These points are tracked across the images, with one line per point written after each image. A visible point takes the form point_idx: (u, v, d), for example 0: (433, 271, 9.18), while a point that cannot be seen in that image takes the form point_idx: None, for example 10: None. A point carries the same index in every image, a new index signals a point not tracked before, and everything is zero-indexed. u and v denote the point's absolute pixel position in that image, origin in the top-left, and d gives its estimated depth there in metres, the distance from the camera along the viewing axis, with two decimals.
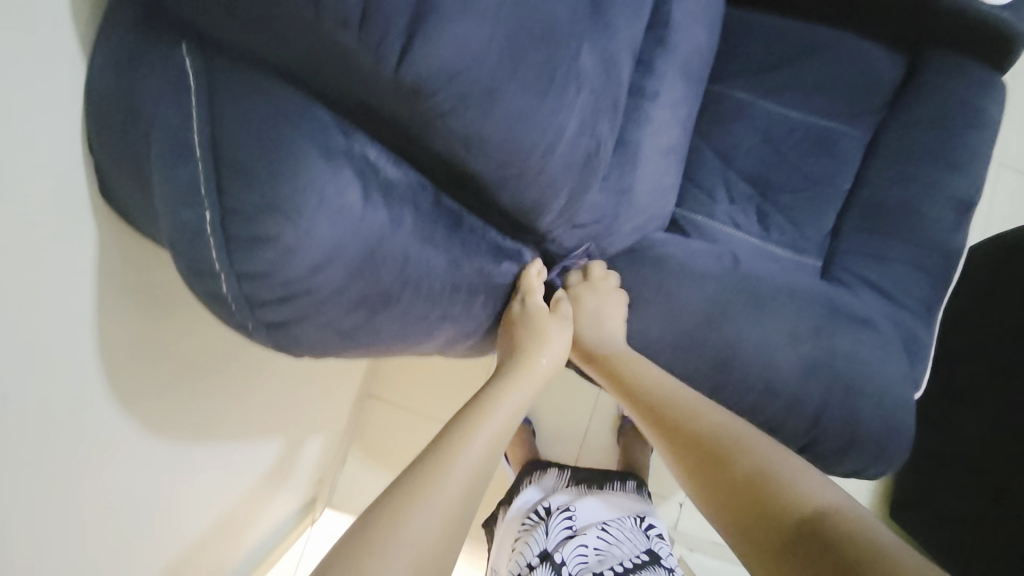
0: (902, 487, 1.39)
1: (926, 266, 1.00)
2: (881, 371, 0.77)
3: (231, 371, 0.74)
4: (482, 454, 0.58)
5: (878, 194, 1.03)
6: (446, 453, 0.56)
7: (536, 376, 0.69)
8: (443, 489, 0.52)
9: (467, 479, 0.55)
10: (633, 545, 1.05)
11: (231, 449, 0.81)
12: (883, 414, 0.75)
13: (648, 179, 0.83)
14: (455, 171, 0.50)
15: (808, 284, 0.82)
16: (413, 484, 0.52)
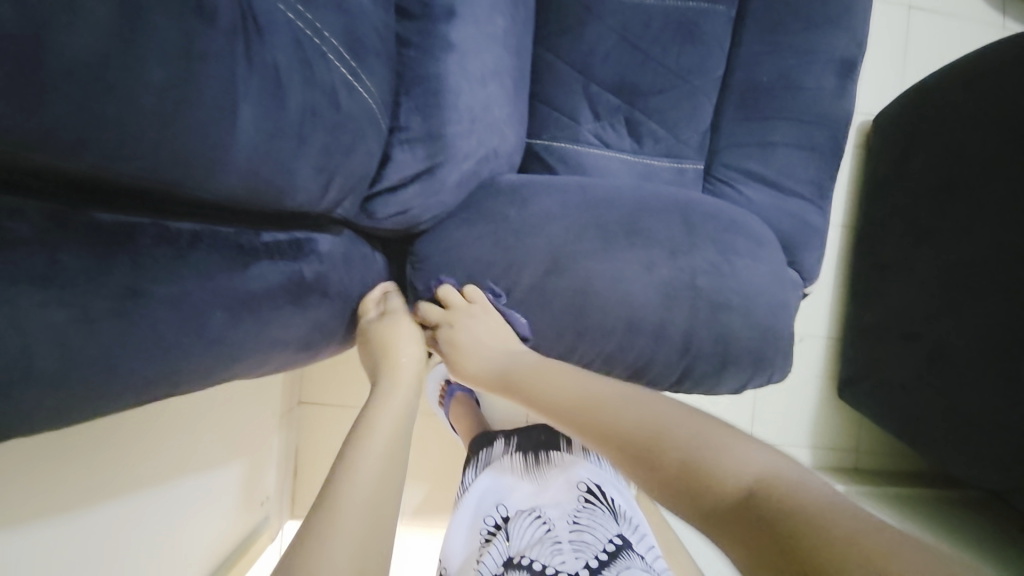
0: (850, 365, 1.43)
1: (812, 144, 0.91)
2: (749, 277, 0.70)
3: (111, 431, 0.78)
4: (384, 469, 0.54)
5: (753, 75, 0.92)
6: (339, 499, 0.50)
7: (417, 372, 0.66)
8: (357, 498, 0.50)
9: (376, 505, 0.51)
10: (604, 530, 0.97)
11: (158, 486, 0.87)
12: (756, 325, 0.70)
13: (470, 114, 0.69)
14: (80, 176, 0.39)
15: (662, 196, 0.73)
16: (314, 534, 0.47)
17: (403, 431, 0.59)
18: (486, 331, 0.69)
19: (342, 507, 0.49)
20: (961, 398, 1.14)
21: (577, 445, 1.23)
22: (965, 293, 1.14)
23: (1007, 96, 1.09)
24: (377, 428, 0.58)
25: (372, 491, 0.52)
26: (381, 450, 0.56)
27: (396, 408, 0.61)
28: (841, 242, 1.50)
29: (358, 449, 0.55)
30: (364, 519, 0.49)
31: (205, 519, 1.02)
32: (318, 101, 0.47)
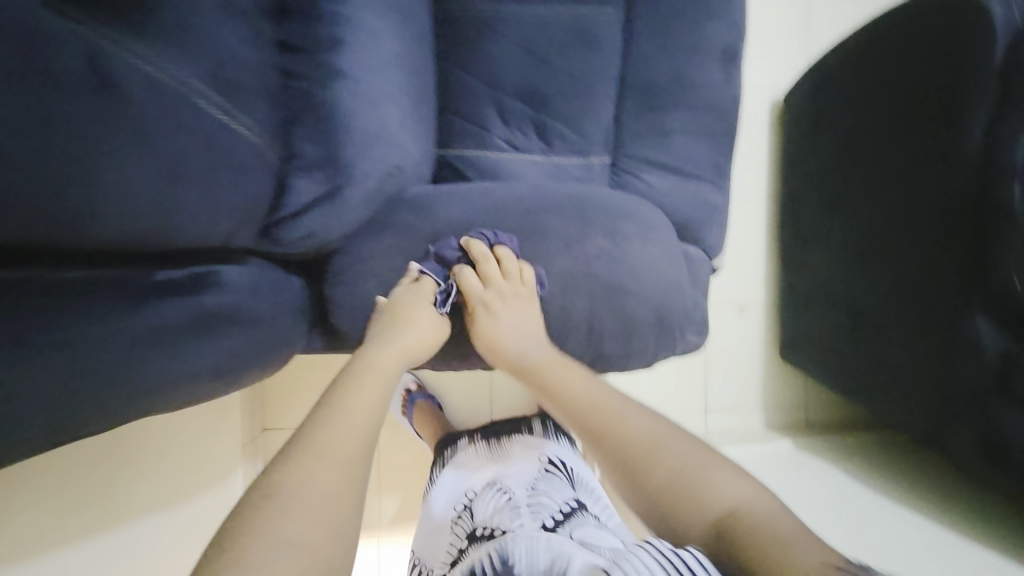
0: (789, 329, 1.50)
1: (706, 129, 0.98)
2: (642, 259, 0.77)
3: (50, 470, 0.86)
4: (362, 428, 0.57)
5: (645, 69, 0.98)
6: (320, 438, 0.54)
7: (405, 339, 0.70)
8: (330, 449, 0.53)
9: (353, 454, 0.54)
10: (560, 495, 1.00)
11: (109, 516, 0.92)
12: (651, 303, 0.77)
13: (365, 134, 0.72)
14: None
15: (559, 192, 0.78)
16: (290, 471, 0.50)
17: (385, 394, 0.63)
18: (427, 326, 0.73)
19: (319, 451, 0.52)
20: (894, 350, 1.19)
21: (538, 432, 1.28)
22: (874, 249, 1.22)
23: (900, 57, 1.16)
24: (362, 386, 0.62)
25: (348, 439, 0.55)
26: (366, 406, 0.60)
27: (384, 370, 0.66)
28: (769, 214, 1.58)
29: (341, 403, 0.59)
30: (338, 463, 0.52)
31: (172, 542, 0.99)
32: (187, 143, 0.50)
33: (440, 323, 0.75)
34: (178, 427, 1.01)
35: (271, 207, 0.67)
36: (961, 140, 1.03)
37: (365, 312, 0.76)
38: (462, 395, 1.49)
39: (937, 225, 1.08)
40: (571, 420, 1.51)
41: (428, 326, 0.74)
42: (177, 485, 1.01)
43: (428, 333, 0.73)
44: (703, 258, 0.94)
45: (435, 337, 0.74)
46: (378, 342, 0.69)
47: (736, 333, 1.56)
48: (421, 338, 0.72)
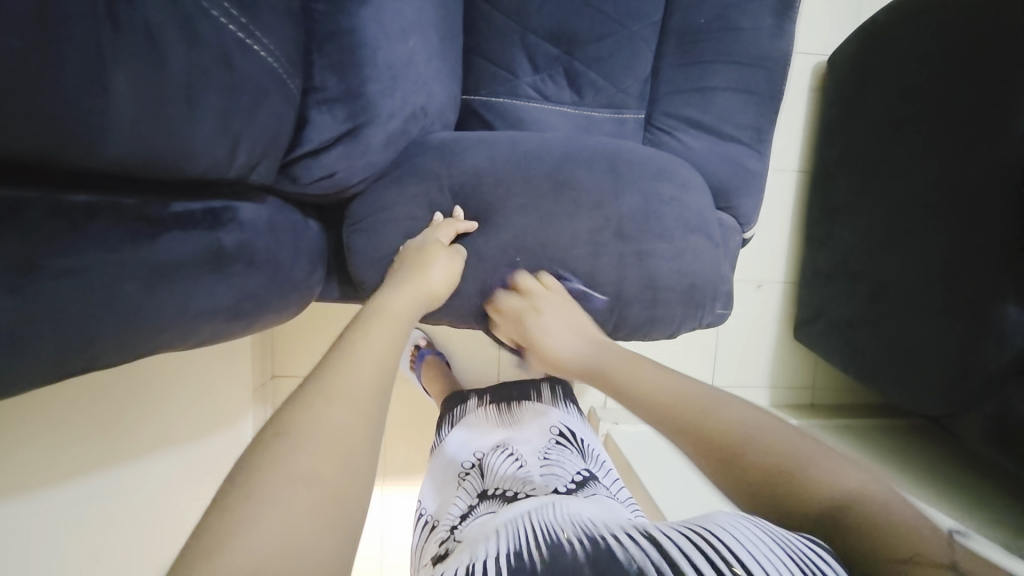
0: (805, 307, 1.48)
1: (751, 87, 0.91)
2: (678, 221, 0.74)
3: (104, 390, 0.89)
4: (379, 368, 0.53)
5: (690, 18, 0.91)
6: (334, 377, 0.50)
7: (418, 284, 0.66)
8: (346, 390, 0.49)
9: (367, 393, 0.50)
10: (572, 466, 1.01)
11: (133, 458, 0.93)
12: (681, 271, 0.74)
13: (389, 70, 0.67)
14: None
15: (591, 149, 0.75)
16: (303, 409, 0.47)
17: (398, 336, 0.59)
18: (442, 274, 0.69)
19: (333, 389, 0.49)
20: (910, 331, 1.16)
21: (546, 396, 1.28)
22: (906, 230, 1.17)
23: (959, 21, 1.08)
24: (377, 330, 0.58)
25: (364, 379, 0.51)
26: (382, 346, 0.56)
27: (395, 314, 0.61)
28: (796, 188, 1.52)
29: (354, 345, 0.55)
30: (355, 401, 0.49)
31: (174, 488, 0.99)
32: (204, 60, 0.46)
33: (452, 260, 0.71)
34: (181, 363, 0.99)
35: (290, 143, 0.63)
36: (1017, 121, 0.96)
37: (385, 261, 0.73)
38: (471, 353, 1.48)
39: (981, 205, 1.01)
40: (579, 384, 1.51)
41: (442, 273, 0.69)
42: (183, 416, 1.01)
43: (439, 281, 0.69)
44: (735, 227, 0.90)
45: (450, 281, 0.71)
46: (388, 288, 0.65)
47: (749, 309, 1.54)
48: (433, 288, 0.68)
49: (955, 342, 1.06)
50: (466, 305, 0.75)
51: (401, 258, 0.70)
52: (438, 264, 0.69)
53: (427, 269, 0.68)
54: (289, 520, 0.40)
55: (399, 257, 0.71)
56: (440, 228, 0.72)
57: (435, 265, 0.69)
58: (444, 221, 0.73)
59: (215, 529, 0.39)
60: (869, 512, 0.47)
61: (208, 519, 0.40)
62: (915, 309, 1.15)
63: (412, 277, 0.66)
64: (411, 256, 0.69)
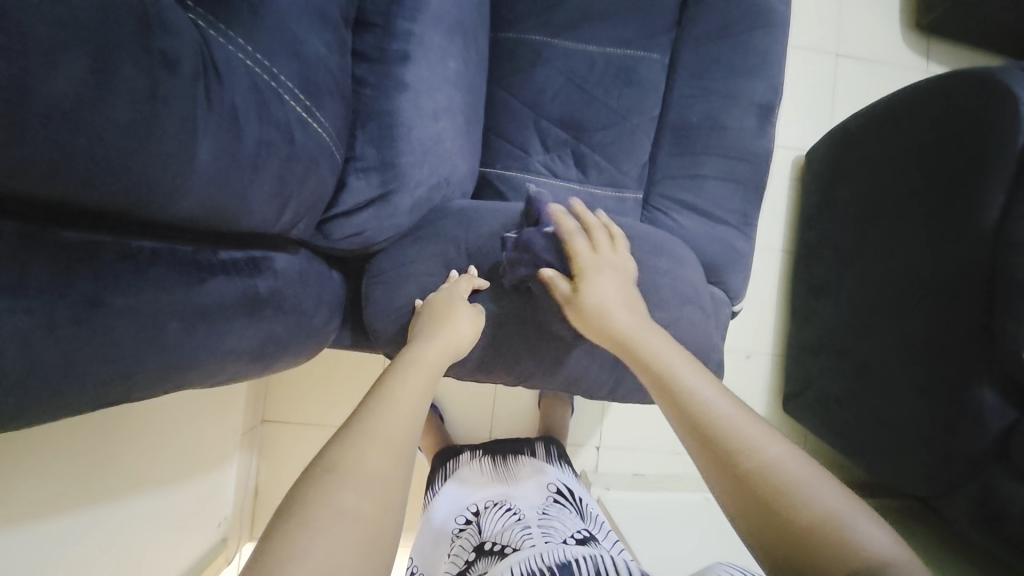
0: (793, 380, 1.53)
1: (738, 177, 1.02)
2: (674, 292, 0.81)
3: (111, 425, 0.90)
4: (414, 412, 0.57)
5: (684, 115, 1.03)
6: (375, 417, 0.54)
7: (450, 333, 0.71)
8: (385, 430, 0.53)
9: (403, 436, 0.53)
10: (570, 523, 1.01)
11: (132, 491, 0.95)
12: (676, 338, 0.80)
13: (421, 145, 0.76)
14: (43, 198, 0.43)
15: (596, 224, 0.83)
16: (346, 446, 0.50)
17: (431, 382, 0.63)
18: (469, 323, 0.74)
19: (376, 430, 0.52)
20: (891, 412, 1.20)
21: (540, 455, 1.30)
22: (882, 313, 1.25)
23: (920, 133, 1.22)
24: (411, 374, 0.62)
25: (400, 421, 0.55)
26: (417, 390, 0.60)
27: (429, 362, 0.65)
28: (782, 267, 1.62)
29: (391, 388, 0.58)
30: (393, 442, 0.52)
31: (157, 532, 1.03)
32: (273, 133, 0.53)
33: (477, 315, 0.76)
34: (179, 402, 1.05)
35: (327, 203, 0.70)
36: (977, 217, 1.05)
37: (400, 313, 0.78)
38: (465, 408, 1.49)
39: (952, 298, 1.08)
40: (570, 445, 1.51)
41: (471, 324, 0.74)
42: (171, 460, 1.05)
43: (468, 327, 0.74)
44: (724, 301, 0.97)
45: (477, 328, 0.76)
46: (421, 336, 0.70)
47: (738, 379, 1.58)
48: (462, 340, 0.72)
49: (934, 428, 1.09)
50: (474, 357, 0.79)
51: (431, 305, 0.75)
52: (469, 318, 0.74)
53: (456, 320, 0.72)
54: (331, 553, 0.42)
55: (425, 305, 0.76)
56: (461, 282, 0.78)
57: (464, 316, 0.74)
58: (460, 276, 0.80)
59: (267, 559, 0.41)
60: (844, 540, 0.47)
61: (261, 550, 0.42)
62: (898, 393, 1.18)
63: (443, 326, 0.71)
64: (439, 306, 0.74)
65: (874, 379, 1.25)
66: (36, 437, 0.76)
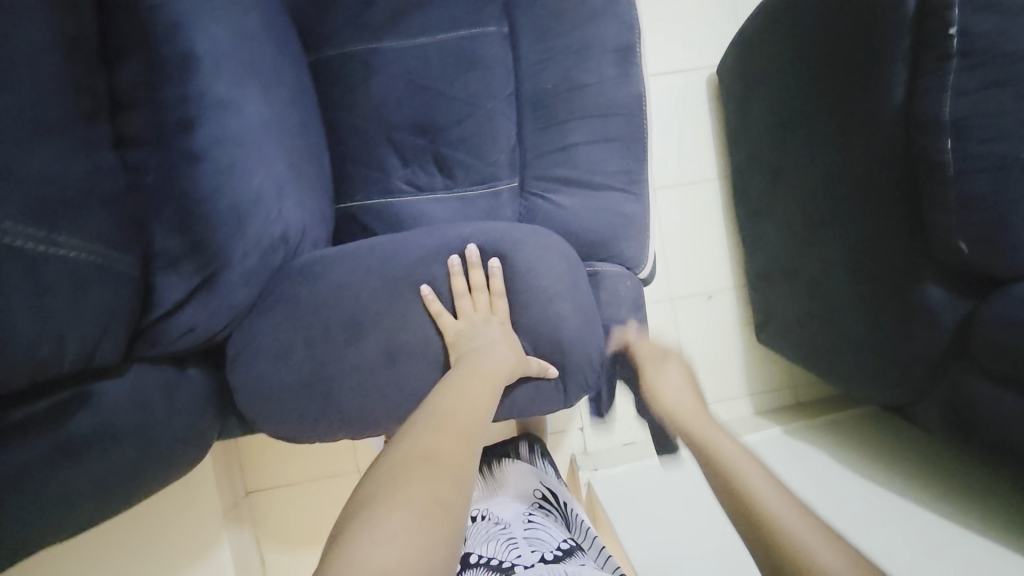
0: (757, 309, 1.45)
1: (611, 135, 0.94)
2: (537, 293, 0.77)
3: (90, 547, 1.04)
4: (456, 466, 0.57)
5: (538, 83, 0.95)
6: (410, 473, 0.54)
7: (483, 374, 0.69)
8: (423, 489, 0.53)
9: (444, 490, 0.54)
10: (557, 533, 0.97)
11: None
12: (554, 340, 0.77)
13: (235, 214, 0.70)
14: None
15: (447, 240, 0.77)
16: (382, 506, 0.51)
17: (474, 434, 0.62)
18: (501, 364, 0.72)
19: (410, 489, 0.52)
20: (853, 324, 1.12)
21: (524, 455, 1.21)
22: (818, 225, 1.16)
23: (813, 22, 1.09)
24: (450, 429, 0.61)
25: (444, 480, 0.55)
26: (456, 445, 0.59)
27: (472, 411, 0.65)
28: (721, 196, 1.53)
29: (430, 443, 0.58)
30: (435, 505, 0.52)
31: None
32: (9, 274, 0.51)
33: (505, 355, 0.73)
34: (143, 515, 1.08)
35: (143, 311, 0.66)
36: (882, 103, 0.95)
37: (268, 394, 0.72)
38: None
39: (880, 194, 0.98)
40: (551, 435, 1.48)
41: (494, 356, 0.71)
42: (154, 565, 1.09)
43: (498, 368, 0.71)
44: (617, 272, 0.91)
45: (517, 366, 0.74)
46: (460, 376, 0.69)
47: (703, 321, 1.52)
48: (495, 374, 0.70)
49: (892, 329, 1.02)
50: (360, 419, 0.73)
51: (460, 330, 0.74)
52: (500, 349, 0.73)
53: (482, 358, 0.70)
54: None
55: (446, 330, 0.74)
56: (444, 313, 0.74)
57: (489, 352, 0.72)
58: (434, 298, 0.74)
59: None
60: (783, 527, 0.54)
61: None
62: (857, 303, 1.10)
63: (475, 366, 0.70)
64: (463, 337, 0.73)
65: (829, 293, 1.17)
66: (54, 561, 1.02)
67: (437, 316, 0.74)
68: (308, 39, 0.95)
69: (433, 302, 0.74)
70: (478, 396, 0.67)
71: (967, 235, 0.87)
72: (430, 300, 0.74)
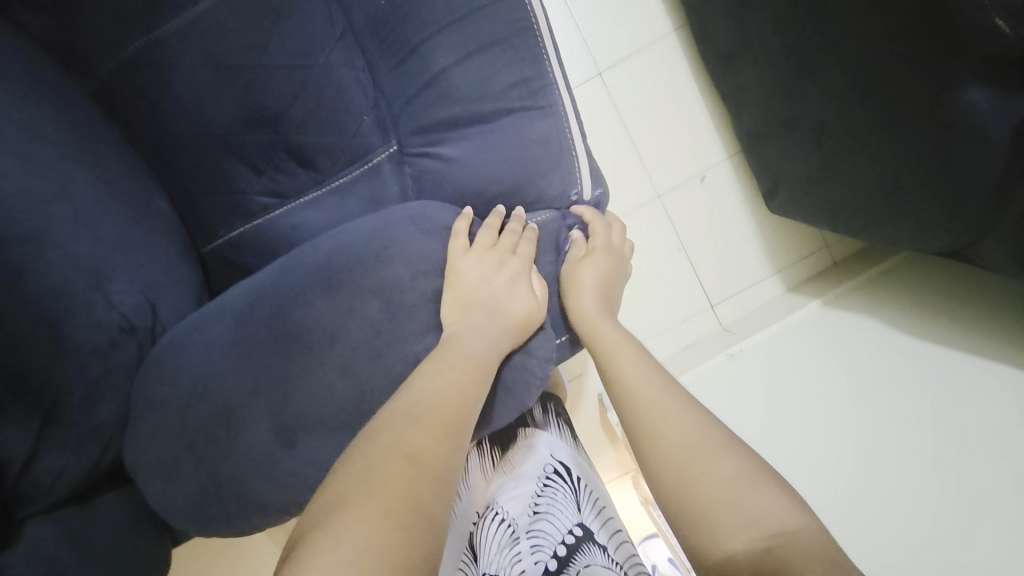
0: (761, 176, 1.17)
1: (486, 39, 0.70)
2: (427, 296, 0.63)
3: None
4: (435, 444, 0.50)
5: (370, 6, 0.73)
6: (369, 478, 0.46)
7: (502, 317, 0.63)
8: (387, 490, 0.46)
9: (408, 482, 0.46)
10: (562, 520, 0.84)
11: None
12: (478, 342, 0.60)
13: (41, 328, 0.57)
14: None
15: (304, 267, 0.62)
16: (333, 520, 0.43)
17: (451, 415, 0.53)
18: (489, 345, 0.61)
19: (368, 492, 0.45)
20: (876, 163, 0.87)
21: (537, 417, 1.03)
22: (805, 50, 0.87)
23: None
24: (429, 399, 0.54)
25: (410, 467, 0.48)
26: (430, 423, 0.52)
27: (448, 384, 0.55)
28: (678, 52, 1.23)
29: (394, 432, 0.50)
30: (401, 498, 0.45)
31: None
32: None
33: (528, 296, 0.66)
34: None
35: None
36: None
37: (179, 513, 0.60)
38: None
39: None
40: (570, 383, 1.32)
41: (512, 297, 0.65)
42: None
43: (524, 309, 0.65)
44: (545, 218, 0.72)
45: (529, 317, 0.65)
46: (468, 325, 0.61)
47: (700, 209, 1.28)
48: (511, 323, 0.64)
49: (932, 154, 0.77)
50: (282, 507, 0.60)
51: (477, 266, 0.64)
52: (520, 296, 0.65)
53: (499, 303, 0.63)
54: None
55: (455, 273, 0.64)
56: (464, 246, 0.65)
57: (503, 299, 0.64)
58: (449, 237, 0.66)
59: None
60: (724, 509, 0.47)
61: None
62: (877, 135, 0.84)
63: (490, 317, 0.62)
64: (477, 279, 0.64)
65: (836, 133, 0.92)
66: None
67: (454, 247, 0.65)
68: (75, 59, 0.73)
69: (454, 229, 0.66)
70: (487, 344, 0.61)
71: (1003, 3, 0.62)
72: (458, 226, 0.66)
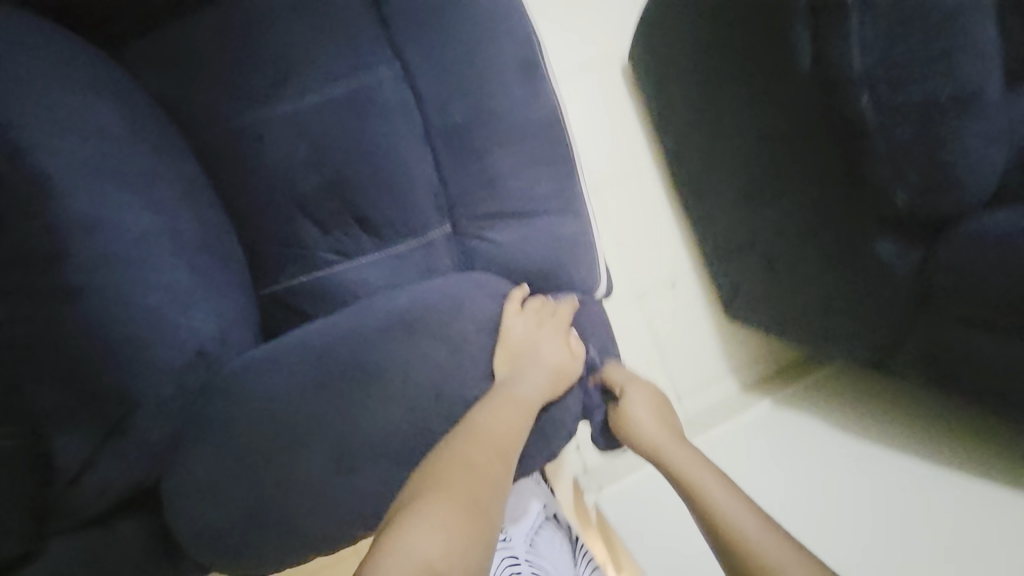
0: (723, 289, 1.41)
1: (535, 156, 0.89)
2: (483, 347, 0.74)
3: None
4: (493, 460, 0.64)
5: (447, 118, 0.88)
6: (444, 479, 0.61)
7: (543, 369, 0.75)
8: (456, 492, 0.60)
9: (472, 491, 0.61)
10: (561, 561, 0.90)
11: None
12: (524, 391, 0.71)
13: None
14: None
15: (376, 316, 0.72)
16: (420, 504, 0.58)
17: (506, 438, 0.66)
18: (531, 390, 0.72)
19: (443, 487, 0.60)
20: (812, 288, 1.12)
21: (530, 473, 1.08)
22: (760, 198, 1.15)
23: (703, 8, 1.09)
24: (489, 423, 0.66)
25: (473, 476, 0.62)
26: (491, 444, 0.65)
27: (506, 415, 0.68)
28: (658, 184, 1.52)
29: (463, 446, 0.64)
30: (466, 501, 0.60)
31: None
32: None
33: (563, 355, 0.79)
34: None
35: None
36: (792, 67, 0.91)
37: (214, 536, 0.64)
38: None
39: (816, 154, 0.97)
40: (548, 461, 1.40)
41: (552, 354, 0.77)
42: None
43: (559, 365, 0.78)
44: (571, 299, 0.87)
45: (562, 368, 0.79)
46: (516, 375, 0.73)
47: (671, 311, 1.49)
48: (546, 376, 0.76)
49: (858, 284, 1.01)
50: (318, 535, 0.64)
51: (527, 325, 0.77)
52: (556, 350, 0.78)
53: (540, 359, 0.75)
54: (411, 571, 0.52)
55: (508, 331, 0.76)
56: (516, 309, 0.78)
57: (544, 356, 0.76)
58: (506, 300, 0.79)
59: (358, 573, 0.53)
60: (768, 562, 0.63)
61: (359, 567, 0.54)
62: (814, 267, 1.09)
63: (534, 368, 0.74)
64: (527, 336, 0.76)
65: (784, 261, 1.17)
66: None
67: (508, 308, 0.78)
68: (188, 123, 0.86)
69: (508, 295, 0.79)
70: (531, 391, 0.72)
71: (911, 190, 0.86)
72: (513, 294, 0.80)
